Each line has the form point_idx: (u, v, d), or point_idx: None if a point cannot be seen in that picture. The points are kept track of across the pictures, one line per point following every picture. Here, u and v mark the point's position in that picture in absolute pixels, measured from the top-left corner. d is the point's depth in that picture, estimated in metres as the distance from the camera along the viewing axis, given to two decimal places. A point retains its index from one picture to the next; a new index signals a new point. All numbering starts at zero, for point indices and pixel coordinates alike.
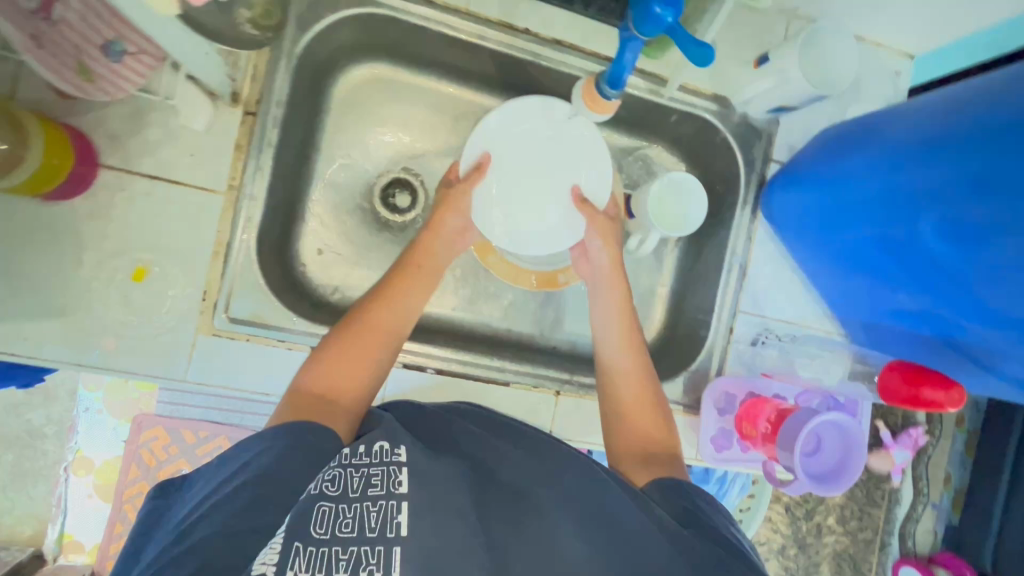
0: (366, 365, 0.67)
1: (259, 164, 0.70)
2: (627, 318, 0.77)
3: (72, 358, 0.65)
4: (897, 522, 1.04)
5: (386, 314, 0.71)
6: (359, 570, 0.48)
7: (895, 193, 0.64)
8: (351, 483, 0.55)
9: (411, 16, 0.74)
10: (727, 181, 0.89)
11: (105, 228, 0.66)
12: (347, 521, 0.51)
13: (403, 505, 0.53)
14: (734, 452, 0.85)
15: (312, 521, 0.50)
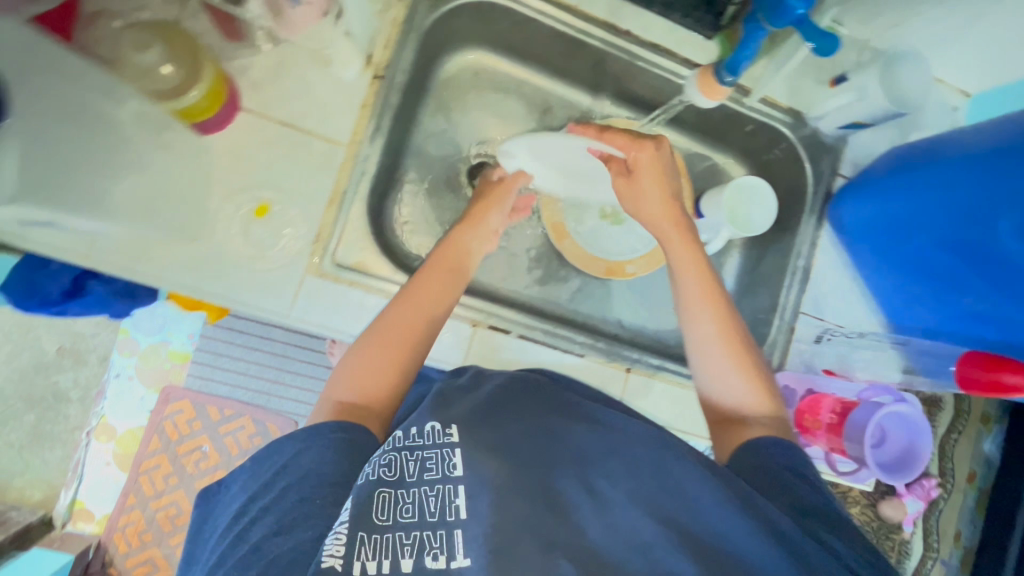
0: (396, 363, 0.67)
1: (379, 124, 0.76)
2: (708, 284, 0.75)
3: (192, 282, 0.70)
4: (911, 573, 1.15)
5: (412, 309, 0.69)
6: (423, 554, 0.49)
7: (979, 195, 0.69)
8: (407, 467, 0.56)
9: (527, 8, 0.81)
10: (794, 191, 0.95)
11: (237, 164, 0.70)
12: (407, 505, 0.53)
13: (461, 489, 0.54)
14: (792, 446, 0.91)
15: (373, 508, 0.51)
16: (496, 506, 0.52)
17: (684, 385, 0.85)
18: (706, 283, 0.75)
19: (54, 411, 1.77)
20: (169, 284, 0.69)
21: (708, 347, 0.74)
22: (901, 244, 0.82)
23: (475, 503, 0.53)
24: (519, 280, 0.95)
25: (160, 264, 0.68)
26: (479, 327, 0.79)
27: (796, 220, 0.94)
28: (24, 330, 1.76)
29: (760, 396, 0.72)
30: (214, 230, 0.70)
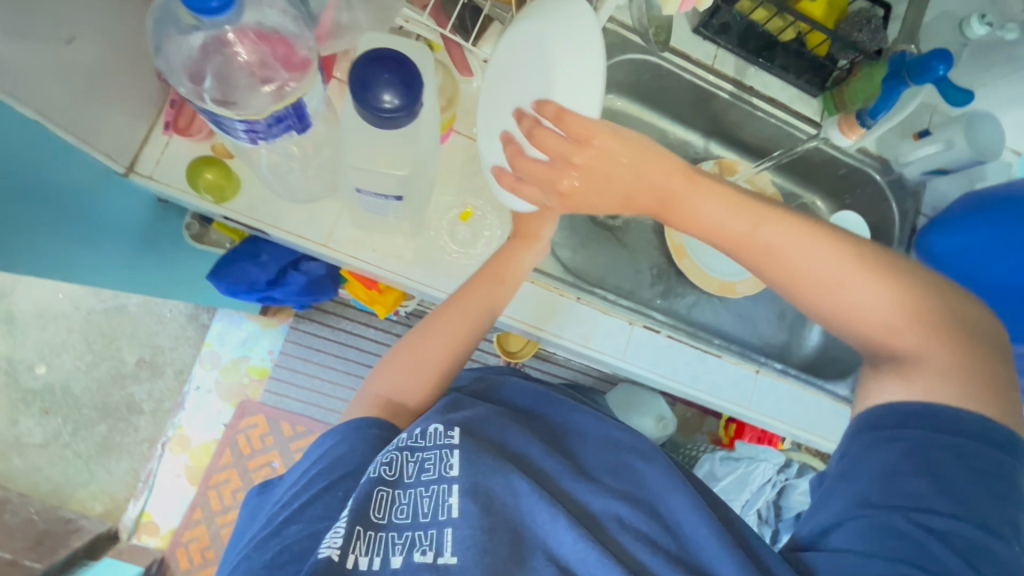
0: (423, 373, 0.73)
1: None
2: (738, 216, 0.59)
3: (405, 271, 0.81)
4: None
5: (440, 320, 0.74)
6: (413, 550, 0.56)
7: None
8: (406, 469, 0.62)
9: (673, 65, 0.98)
10: (881, 228, 1.11)
11: (448, 175, 0.83)
12: (403, 507, 0.59)
13: (454, 489, 0.59)
14: None
15: (371, 506, 0.58)
16: (485, 513, 0.58)
17: (803, 389, 0.96)
18: (779, 220, 0.58)
19: (125, 422, 1.79)
20: (388, 272, 0.81)
21: (834, 288, 0.57)
22: (987, 268, 0.93)
23: (466, 504, 0.58)
24: (645, 292, 1.07)
25: (382, 255, 0.80)
26: (636, 326, 0.90)
27: None
28: (107, 340, 1.81)
29: (893, 313, 0.56)
30: (427, 228, 0.82)
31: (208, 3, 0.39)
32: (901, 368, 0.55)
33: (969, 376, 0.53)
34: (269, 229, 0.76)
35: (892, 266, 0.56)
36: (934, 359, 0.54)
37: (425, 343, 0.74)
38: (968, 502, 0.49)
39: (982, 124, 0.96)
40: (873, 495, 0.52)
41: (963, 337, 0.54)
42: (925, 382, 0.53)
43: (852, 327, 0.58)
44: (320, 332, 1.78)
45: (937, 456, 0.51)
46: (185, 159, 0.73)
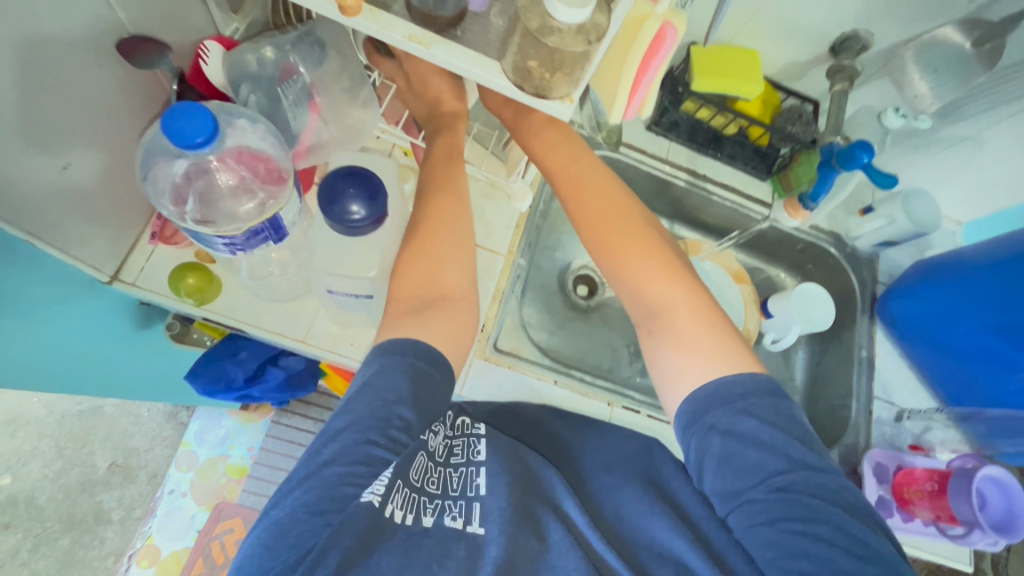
0: (445, 284, 0.66)
1: (526, 240, 0.95)
2: (560, 150, 0.73)
3: None
4: None
5: (463, 225, 0.69)
6: (447, 514, 0.64)
7: (980, 295, 0.94)
8: (439, 449, 0.74)
9: (628, 157, 1.07)
10: (845, 297, 1.14)
11: None
12: (434, 480, 0.68)
13: (481, 471, 0.70)
14: (914, 524, 0.92)
15: (411, 469, 0.66)
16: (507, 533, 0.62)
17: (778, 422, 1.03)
18: (597, 171, 0.72)
19: (91, 534, 1.68)
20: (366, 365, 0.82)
21: (629, 234, 0.69)
22: (949, 330, 0.99)
23: (491, 483, 0.69)
24: (623, 371, 1.08)
25: (358, 347, 0.81)
26: (615, 408, 0.91)
27: (849, 319, 1.12)
28: (79, 444, 1.74)
29: (666, 266, 0.68)
30: None
31: (193, 138, 0.44)
32: (670, 324, 0.66)
33: (730, 342, 0.64)
34: (250, 327, 0.78)
35: (671, 253, 0.70)
36: (689, 325, 0.65)
37: (459, 223, 0.69)
38: (789, 453, 0.57)
39: (916, 200, 1.05)
40: (732, 486, 0.58)
41: (714, 316, 0.66)
42: (705, 360, 0.62)
43: (634, 285, 0.68)
44: (301, 425, 1.72)
45: (744, 428, 0.58)
46: (170, 266, 0.77)
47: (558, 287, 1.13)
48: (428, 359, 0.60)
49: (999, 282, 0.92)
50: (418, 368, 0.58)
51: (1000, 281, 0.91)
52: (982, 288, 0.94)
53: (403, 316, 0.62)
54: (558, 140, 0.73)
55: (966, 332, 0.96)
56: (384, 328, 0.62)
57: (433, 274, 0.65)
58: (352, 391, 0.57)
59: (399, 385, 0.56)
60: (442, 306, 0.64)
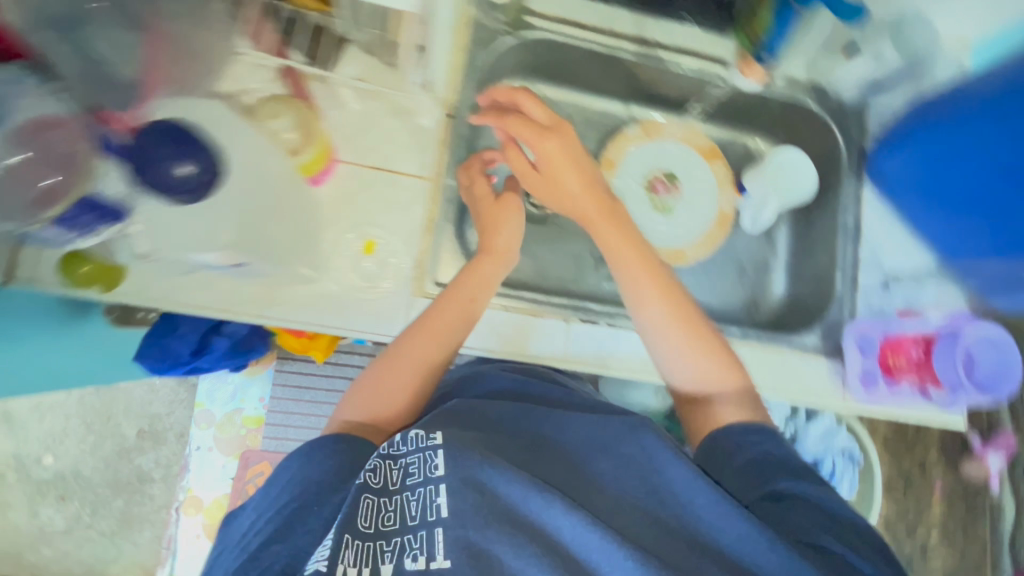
0: (402, 396, 0.76)
1: (455, 156, 0.85)
2: (572, 167, 0.80)
3: (313, 319, 0.77)
4: (1004, 533, 1.20)
5: (466, 312, 0.77)
6: (404, 555, 0.56)
7: (991, 129, 0.85)
8: (391, 477, 0.63)
9: (562, 35, 0.94)
10: (829, 158, 1.02)
11: (341, 210, 0.80)
12: (389, 513, 0.60)
13: (440, 488, 0.60)
14: (885, 391, 0.89)
15: (359, 515, 0.58)
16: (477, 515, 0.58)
17: (766, 347, 0.91)
18: (593, 190, 0.81)
19: (139, 493, 1.83)
20: (298, 323, 0.77)
21: (635, 274, 0.79)
22: (956, 172, 0.90)
23: (454, 503, 0.58)
24: (590, 279, 1.02)
25: (287, 306, 0.77)
26: (575, 320, 0.86)
27: (834, 182, 1.01)
28: (105, 418, 1.83)
29: (689, 320, 0.79)
30: (331, 271, 0.79)
31: None
32: (694, 349, 0.78)
33: (730, 361, 0.79)
34: (161, 305, 0.73)
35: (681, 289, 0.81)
36: (705, 355, 0.78)
37: (441, 311, 0.76)
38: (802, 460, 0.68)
39: (906, 25, 0.92)
40: (761, 478, 0.66)
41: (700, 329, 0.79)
42: (711, 381, 0.78)
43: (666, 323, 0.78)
44: (305, 372, 1.76)
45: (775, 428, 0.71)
46: (60, 254, 0.71)
47: None
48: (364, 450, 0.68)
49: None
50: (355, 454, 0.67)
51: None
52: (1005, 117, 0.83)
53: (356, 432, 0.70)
54: (576, 166, 0.79)
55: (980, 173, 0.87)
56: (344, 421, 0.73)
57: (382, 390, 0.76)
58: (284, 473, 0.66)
59: (332, 464, 0.65)
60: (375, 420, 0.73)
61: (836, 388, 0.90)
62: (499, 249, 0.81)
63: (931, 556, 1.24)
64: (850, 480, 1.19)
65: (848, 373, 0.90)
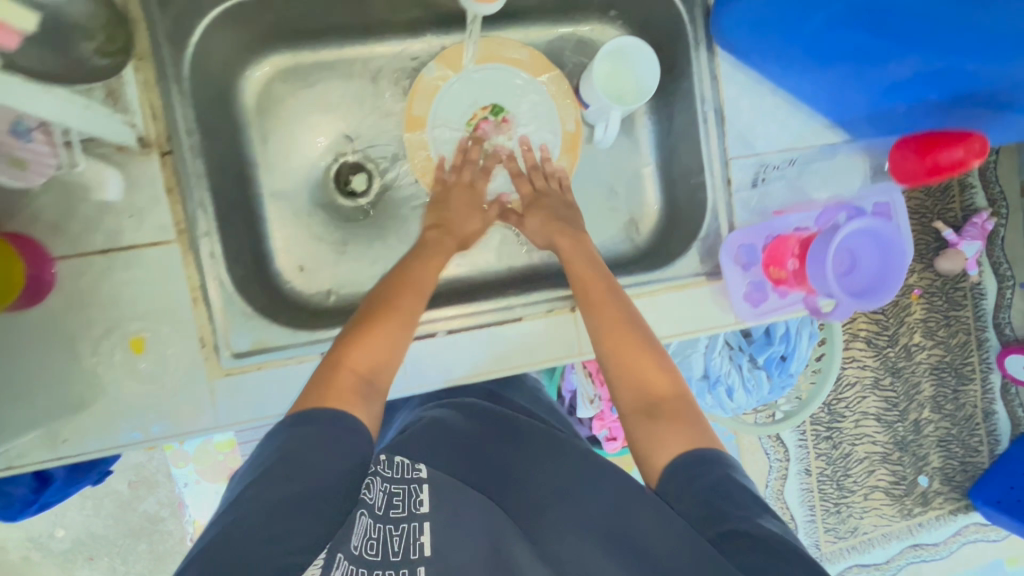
0: (394, 365, 0.66)
1: (198, 200, 0.69)
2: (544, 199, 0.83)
3: (108, 442, 0.68)
4: (989, 312, 1.22)
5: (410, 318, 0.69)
6: None
7: None
8: (379, 499, 0.56)
9: None
10: (674, 28, 0.80)
11: (86, 315, 0.67)
12: (372, 542, 0.52)
13: (425, 525, 0.53)
14: (773, 302, 0.79)
15: (352, 537, 0.52)
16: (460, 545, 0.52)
17: (637, 294, 0.79)
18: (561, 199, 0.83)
19: None
20: (99, 450, 0.68)
21: (590, 267, 0.75)
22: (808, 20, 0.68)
23: (440, 540, 0.52)
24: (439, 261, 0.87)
25: (75, 440, 0.67)
26: None
27: (685, 59, 0.81)
28: None
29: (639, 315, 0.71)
30: (106, 386, 0.67)
31: None
32: (646, 356, 0.66)
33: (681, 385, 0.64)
34: None
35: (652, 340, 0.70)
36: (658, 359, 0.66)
37: (406, 300, 0.70)
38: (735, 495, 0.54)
39: None
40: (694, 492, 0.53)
41: (647, 336, 0.68)
42: (665, 390, 0.63)
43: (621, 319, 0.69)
44: None
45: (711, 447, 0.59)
46: None
47: (316, 203, 0.85)
48: (338, 423, 0.55)
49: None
50: (329, 427, 0.54)
51: None
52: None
53: (349, 392, 0.59)
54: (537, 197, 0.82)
55: (845, 27, 0.65)
56: (313, 387, 0.60)
57: (359, 353, 0.64)
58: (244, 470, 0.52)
59: (321, 451, 0.52)
60: (358, 383, 0.61)
61: (724, 313, 0.80)
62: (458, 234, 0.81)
63: (915, 352, 1.22)
64: (810, 332, 0.97)
65: (733, 294, 0.79)
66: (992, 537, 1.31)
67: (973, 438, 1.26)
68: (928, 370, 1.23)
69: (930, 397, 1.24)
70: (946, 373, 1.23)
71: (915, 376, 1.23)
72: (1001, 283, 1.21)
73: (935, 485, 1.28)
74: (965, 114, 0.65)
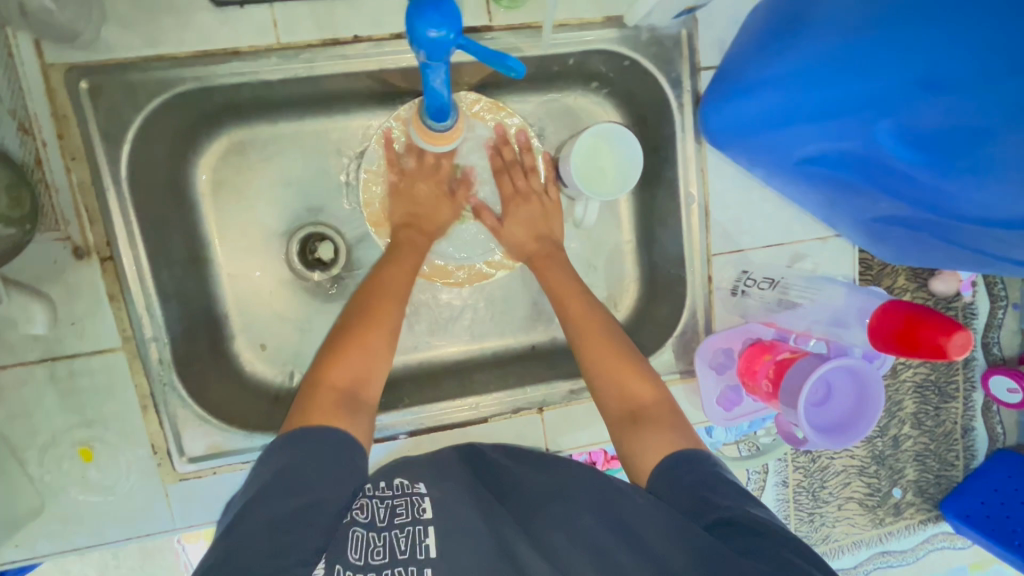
0: (383, 360, 0.64)
1: (145, 304, 0.66)
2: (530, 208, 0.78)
3: (61, 548, 0.67)
4: (979, 333, 0.96)
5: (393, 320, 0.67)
6: None
7: (834, 102, 0.54)
8: (379, 512, 0.53)
9: (221, 77, 0.64)
10: (658, 110, 0.75)
11: (32, 425, 0.64)
12: (379, 548, 0.49)
13: (429, 529, 0.51)
14: (746, 406, 0.76)
15: (348, 547, 0.48)
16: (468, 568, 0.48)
17: None
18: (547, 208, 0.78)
19: None
20: (51, 555, 0.67)
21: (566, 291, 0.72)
22: (798, 145, 0.61)
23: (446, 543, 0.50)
24: (404, 341, 0.82)
25: (27, 546, 0.66)
26: None
27: (668, 144, 0.75)
28: None
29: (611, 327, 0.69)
30: (56, 494, 0.66)
31: None
32: (626, 373, 0.65)
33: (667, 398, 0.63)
34: None
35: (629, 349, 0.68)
36: (635, 376, 0.65)
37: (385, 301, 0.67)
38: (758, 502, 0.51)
39: None
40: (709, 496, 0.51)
41: (626, 349, 0.67)
42: (654, 412, 0.62)
43: (592, 337, 0.68)
44: None
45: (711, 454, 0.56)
46: None
47: (278, 280, 0.79)
48: (337, 441, 0.54)
49: (946, 93, 0.46)
50: (330, 451, 0.53)
51: (882, 73, 0.50)
52: (904, 94, 0.49)
53: (334, 408, 0.57)
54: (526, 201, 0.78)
55: (845, 165, 0.57)
56: (300, 410, 0.58)
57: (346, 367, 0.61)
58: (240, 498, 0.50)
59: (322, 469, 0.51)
60: (352, 399, 0.59)
61: (696, 412, 0.78)
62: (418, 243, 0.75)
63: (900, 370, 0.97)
64: None
65: (707, 398, 0.76)
66: (960, 543, 1.08)
67: (951, 453, 1.01)
68: (913, 390, 0.98)
69: (912, 415, 0.99)
70: (929, 393, 0.98)
71: (899, 394, 0.98)
72: (991, 301, 0.95)
73: (908, 495, 1.03)
74: (953, 259, 0.61)
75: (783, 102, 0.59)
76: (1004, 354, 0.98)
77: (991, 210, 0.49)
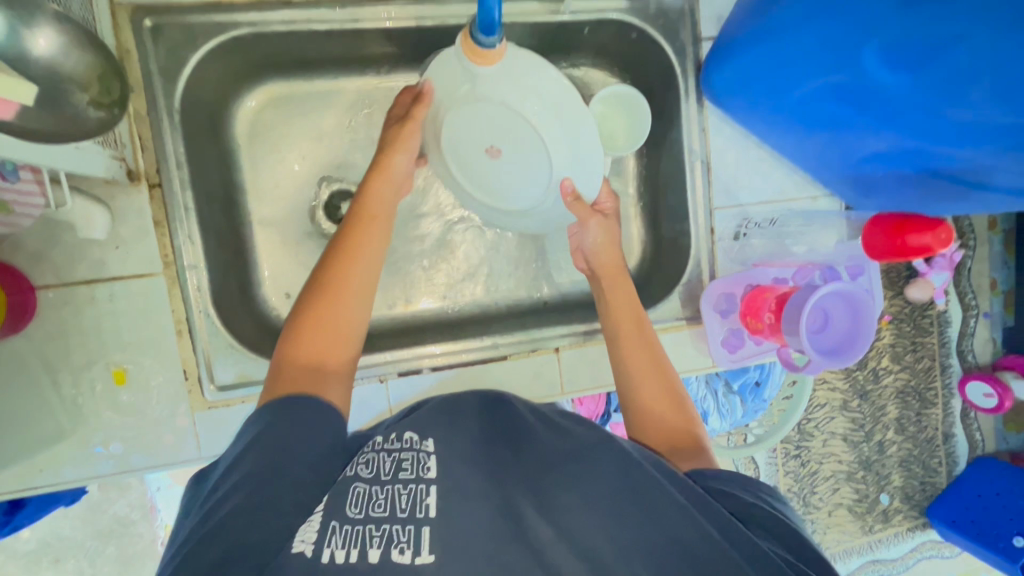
0: (348, 329, 0.60)
1: (186, 232, 0.69)
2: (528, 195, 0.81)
3: (85, 473, 0.68)
4: (953, 341, 1.02)
5: (361, 287, 0.62)
6: (392, 548, 0.43)
7: (824, 36, 0.62)
8: (382, 467, 0.50)
9: (273, 25, 0.70)
10: (664, 78, 0.83)
11: (67, 345, 0.66)
12: (381, 502, 0.46)
13: (432, 488, 0.48)
14: (749, 348, 0.82)
15: (346, 502, 0.46)
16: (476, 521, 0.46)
17: None
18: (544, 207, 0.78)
19: None
20: (73, 481, 0.67)
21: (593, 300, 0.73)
22: (793, 86, 0.68)
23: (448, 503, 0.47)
24: (423, 293, 0.86)
25: (52, 470, 0.67)
26: (391, 376, 0.76)
27: (673, 109, 0.83)
28: None
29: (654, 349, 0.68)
30: (85, 417, 0.67)
31: None
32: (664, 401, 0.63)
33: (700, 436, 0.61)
34: None
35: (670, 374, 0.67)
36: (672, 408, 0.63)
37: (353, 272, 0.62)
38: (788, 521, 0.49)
39: None
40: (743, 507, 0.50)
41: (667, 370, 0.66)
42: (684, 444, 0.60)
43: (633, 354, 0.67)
44: None
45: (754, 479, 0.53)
46: None
47: (306, 230, 0.82)
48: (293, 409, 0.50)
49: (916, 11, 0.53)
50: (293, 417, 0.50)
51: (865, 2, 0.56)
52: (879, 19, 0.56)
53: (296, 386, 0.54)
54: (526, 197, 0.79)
55: (839, 101, 0.65)
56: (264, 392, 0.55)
57: (308, 345, 0.57)
58: (232, 450, 0.49)
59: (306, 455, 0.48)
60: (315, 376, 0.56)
61: (703, 357, 0.82)
62: (393, 167, 0.70)
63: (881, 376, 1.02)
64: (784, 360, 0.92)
65: (713, 341, 0.81)
66: (947, 553, 1.10)
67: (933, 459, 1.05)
68: (895, 396, 1.03)
69: (895, 420, 1.04)
70: (910, 398, 1.03)
71: (882, 400, 1.03)
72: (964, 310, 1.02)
73: (895, 501, 1.07)
74: (937, 193, 0.68)
75: (772, 47, 0.67)
76: (978, 362, 1.03)
77: (966, 118, 0.55)
